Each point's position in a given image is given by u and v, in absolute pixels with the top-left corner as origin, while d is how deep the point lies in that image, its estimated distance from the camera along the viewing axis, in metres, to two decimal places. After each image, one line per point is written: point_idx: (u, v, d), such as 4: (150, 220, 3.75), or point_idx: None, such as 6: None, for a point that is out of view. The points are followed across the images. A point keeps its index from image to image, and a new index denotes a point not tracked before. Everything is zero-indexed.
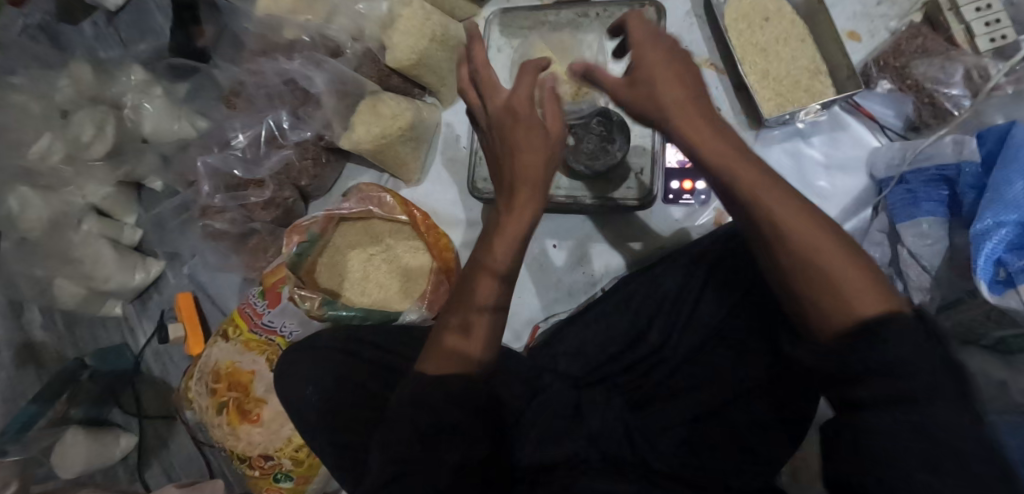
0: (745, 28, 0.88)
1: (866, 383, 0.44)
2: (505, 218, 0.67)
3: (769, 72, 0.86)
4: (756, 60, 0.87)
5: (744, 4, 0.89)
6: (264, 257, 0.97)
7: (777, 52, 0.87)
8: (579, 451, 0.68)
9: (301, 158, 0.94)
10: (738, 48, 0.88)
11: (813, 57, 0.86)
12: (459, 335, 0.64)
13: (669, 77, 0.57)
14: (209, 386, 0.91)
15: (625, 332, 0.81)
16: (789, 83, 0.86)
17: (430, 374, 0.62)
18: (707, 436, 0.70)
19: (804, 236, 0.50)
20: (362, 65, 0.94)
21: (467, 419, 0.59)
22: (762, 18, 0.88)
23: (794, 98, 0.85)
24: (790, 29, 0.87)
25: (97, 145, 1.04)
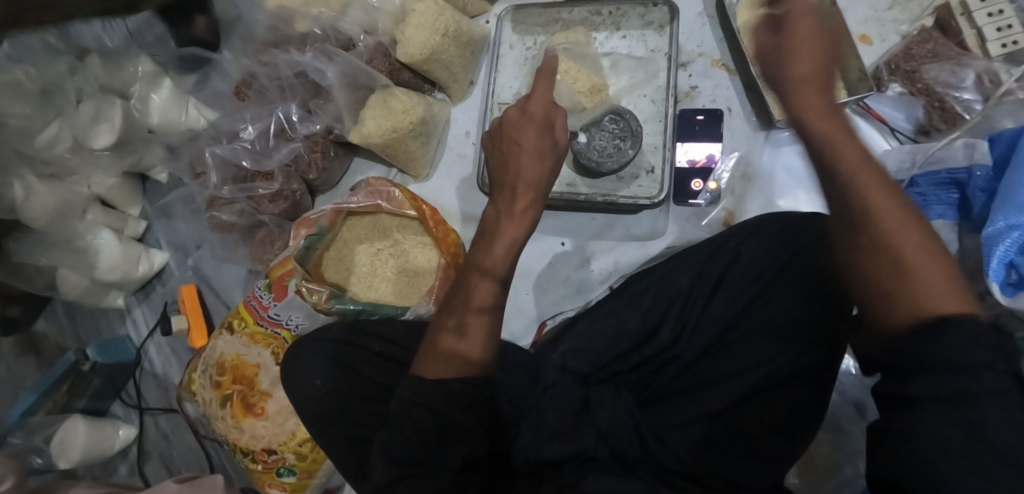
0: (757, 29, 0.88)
1: (926, 375, 0.43)
2: (503, 219, 0.65)
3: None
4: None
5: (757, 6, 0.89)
6: (271, 250, 0.96)
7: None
8: (587, 448, 0.69)
9: (309, 151, 0.94)
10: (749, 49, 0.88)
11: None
12: (454, 337, 0.62)
13: (806, 52, 0.55)
14: (213, 379, 0.90)
15: (637, 327, 0.79)
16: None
17: (429, 378, 0.59)
18: (721, 435, 0.69)
19: (897, 227, 0.48)
20: (374, 59, 0.93)
21: (469, 420, 0.58)
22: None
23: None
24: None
25: (104, 134, 1.03)
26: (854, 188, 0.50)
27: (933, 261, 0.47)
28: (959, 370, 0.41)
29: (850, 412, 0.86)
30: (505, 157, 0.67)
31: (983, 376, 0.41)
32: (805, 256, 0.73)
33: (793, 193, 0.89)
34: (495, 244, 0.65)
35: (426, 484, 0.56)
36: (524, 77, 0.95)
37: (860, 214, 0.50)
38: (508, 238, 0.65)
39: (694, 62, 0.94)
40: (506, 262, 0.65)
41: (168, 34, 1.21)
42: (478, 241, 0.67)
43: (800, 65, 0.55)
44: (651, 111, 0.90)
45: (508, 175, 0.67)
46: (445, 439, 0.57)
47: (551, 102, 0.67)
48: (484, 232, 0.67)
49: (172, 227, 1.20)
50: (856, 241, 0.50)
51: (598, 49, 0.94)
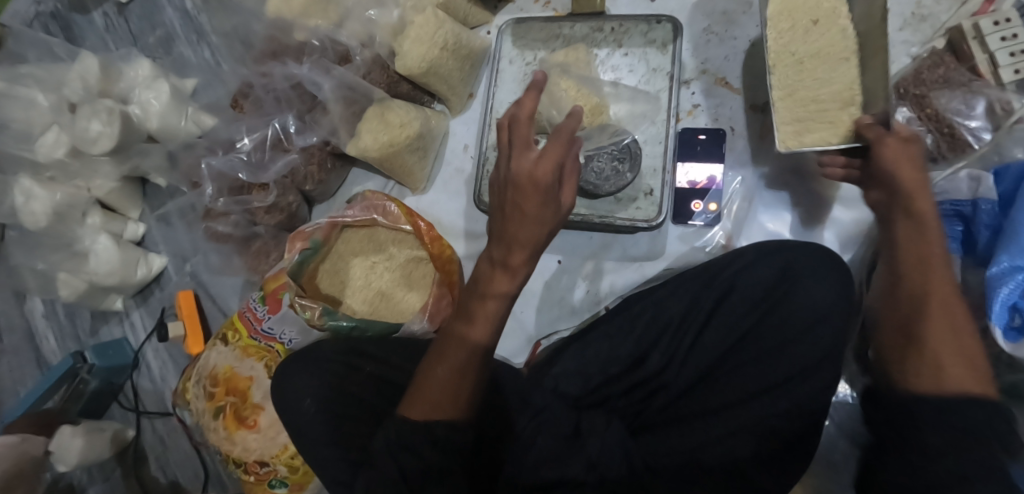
0: (787, 27, 0.82)
1: (935, 442, 0.49)
2: (497, 271, 0.60)
3: (797, 90, 0.81)
4: (786, 72, 0.82)
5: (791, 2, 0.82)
6: (266, 261, 0.96)
7: (806, 75, 0.81)
8: (575, 476, 0.69)
9: (306, 163, 0.93)
10: (773, 54, 0.82)
11: (852, 81, 0.78)
12: (462, 323, 0.62)
13: (914, 165, 0.63)
14: (206, 390, 0.90)
15: (629, 352, 0.78)
16: (816, 109, 0.80)
17: (413, 422, 0.60)
18: (707, 465, 0.68)
19: (940, 290, 0.56)
20: (371, 72, 0.92)
21: (449, 463, 0.60)
22: (809, 18, 0.82)
23: (819, 126, 0.79)
24: (833, 38, 0.80)
25: (103, 139, 1.00)
26: (923, 287, 0.57)
27: (969, 368, 0.52)
28: (967, 443, 0.48)
29: (844, 443, 0.84)
30: (507, 208, 0.61)
31: (984, 458, 0.47)
32: (807, 288, 0.70)
33: (792, 216, 0.87)
34: (480, 312, 0.61)
35: None
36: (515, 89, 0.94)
37: (916, 290, 0.57)
38: (501, 296, 0.61)
39: (697, 80, 0.92)
40: (495, 319, 0.61)
41: (171, 36, 1.20)
42: (465, 303, 0.63)
43: (913, 174, 0.62)
44: (653, 132, 0.88)
45: (502, 225, 0.62)
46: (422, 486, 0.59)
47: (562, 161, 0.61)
48: (477, 279, 0.62)
49: (171, 231, 1.19)
50: (916, 299, 0.57)
51: (600, 65, 0.93)
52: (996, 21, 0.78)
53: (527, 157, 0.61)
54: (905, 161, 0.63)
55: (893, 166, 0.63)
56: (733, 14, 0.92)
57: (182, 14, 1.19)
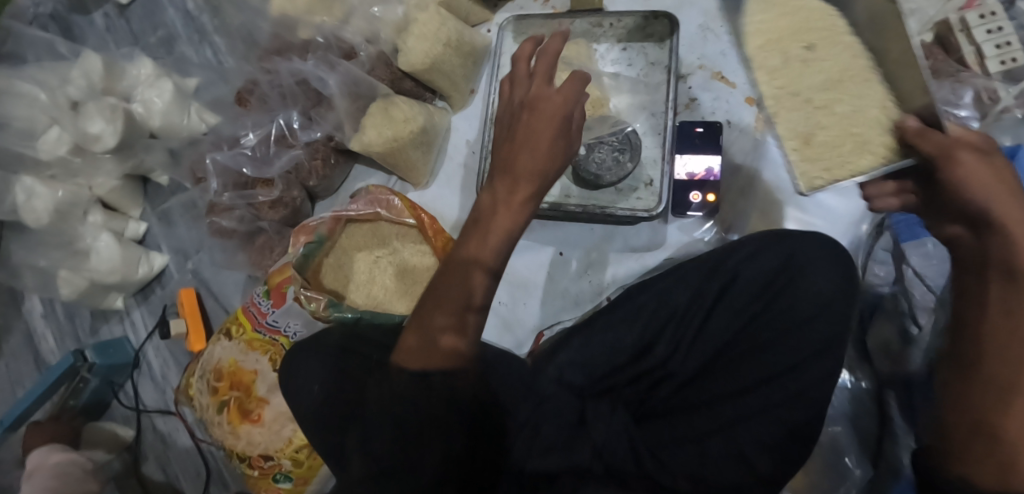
0: (779, 63, 0.90)
1: None
2: (500, 207, 0.65)
3: (814, 134, 0.86)
4: (795, 116, 0.88)
5: (782, 29, 0.90)
6: (270, 256, 0.96)
7: (821, 114, 0.85)
8: (581, 463, 0.67)
9: (310, 158, 0.94)
10: (773, 98, 0.90)
11: (883, 102, 0.81)
12: (455, 336, 0.63)
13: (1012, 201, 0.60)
14: (211, 384, 0.90)
15: (634, 342, 0.79)
16: (846, 140, 0.82)
17: (415, 371, 0.63)
18: (710, 449, 0.68)
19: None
20: (375, 68, 0.94)
21: (449, 414, 0.64)
22: (804, 44, 0.88)
23: (854, 158, 0.81)
24: (841, 62, 0.85)
25: (106, 136, 1.01)
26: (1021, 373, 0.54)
27: None
28: None
29: (844, 431, 0.82)
30: (514, 141, 0.66)
31: None
32: (815, 279, 0.74)
33: (790, 207, 0.89)
34: (490, 236, 0.65)
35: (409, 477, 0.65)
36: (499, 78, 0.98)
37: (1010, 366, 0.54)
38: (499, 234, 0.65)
39: (694, 75, 0.96)
40: (496, 254, 0.64)
41: (172, 36, 1.21)
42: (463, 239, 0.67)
43: (1012, 206, 0.59)
44: (652, 124, 0.91)
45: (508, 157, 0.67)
46: (423, 435, 0.65)
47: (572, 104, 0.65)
48: (482, 211, 0.67)
49: (173, 230, 1.19)
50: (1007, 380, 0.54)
51: (600, 60, 0.96)
52: (982, 14, 0.81)
53: (547, 90, 0.66)
54: (996, 192, 0.60)
55: (976, 191, 0.61)
56: (729, 12, 0.97)
57: (184, 15, 1.21)
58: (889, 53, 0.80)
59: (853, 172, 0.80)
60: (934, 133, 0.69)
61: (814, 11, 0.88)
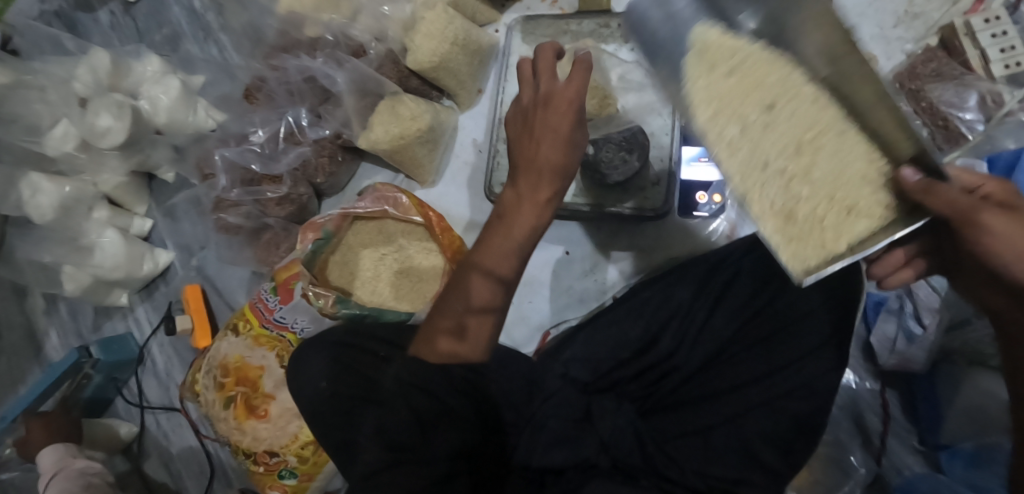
0: (738, 133, 0.63)
1: None
2: (524, 202, 0.67)
3: (796, 208, 0.60)
4: (770, 190, 0.61)
5: (732, 92, 0.64)
6: (276, 253, 0.96)
7: (797, 187, 0.60)
8: (588, 457, 0.69)
9: (317, 155, 0.95)
10: (738, 176, 0.62)
11: (865, 157, 0.60)
12: (455, 341, 0.68)
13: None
14: (217, 380, 0.91)
15: (637, 337, 0.79)
16: (834, 210, 0.59)
17: (434, 365, 0.68)
18: (715, 444, 0.69)
19: None
20: (383, 66, 0.95)
21: (463, 406, 0.70)
22: (760, 105, 0.63)
23: (843, 225, 0.58)
24: (808, 118, 0.62)
25: (112, 134, 1.01)
26: None
27: None
28: None
29: (845, 429, 0.84)
30: (530, 138, 0.67)
31: None
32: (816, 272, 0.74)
33: None
34: (515, 229, 0.67)
35: (419, 470, 0.64)
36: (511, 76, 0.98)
37: None
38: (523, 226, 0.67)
39: None
40: (509, 256, 0.67)
41: (178, 35, 1.21)
42: (490, 232, 0.69)
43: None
44: (660, 124, 0.92)
45: (526, 151, 0.67)
46: (437, 425, 0.68)
47: (580, 94, 0.65)
48: (502, 209, 0.69)
49: (177, 227, 1.19)
50: None
51: (608, 60, 0.94)
52: (987, 19, 0.83)
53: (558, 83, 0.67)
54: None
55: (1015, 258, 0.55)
56: None
57: (188, 13, 1.21)
58: (860, 98, 0.59)
59: (850, 244, 0.57)
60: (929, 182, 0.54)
61: (758, 62, 0.64)
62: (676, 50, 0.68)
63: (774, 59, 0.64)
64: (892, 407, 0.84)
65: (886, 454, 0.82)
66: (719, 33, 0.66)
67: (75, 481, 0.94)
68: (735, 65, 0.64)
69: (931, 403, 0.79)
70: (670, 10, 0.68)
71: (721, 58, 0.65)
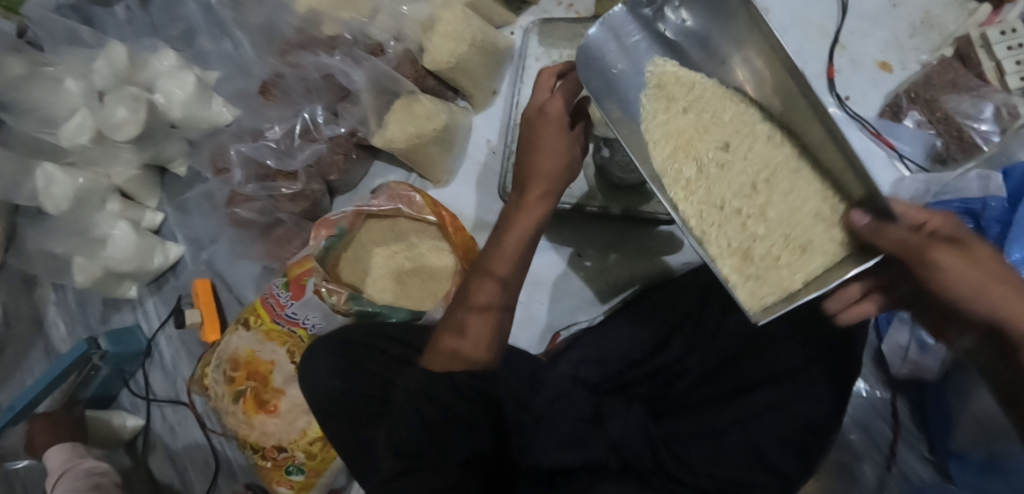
0: (693, 173, 0.62)
1: None
2: (519, 210, 0.74)
3: (753, 249, 0.59)
4: (727, 231, 0.60)
5: (686, 131, 0.64)
6: (288, 249, 0.96)
7: (752, 227, 0.59)
8: (599, 458, 0.66)
9: (332, 152, 0.96)
10: (695, 217, 0.61)
11: (822, 195, 0.58)
12: (456, 338, 0.70)
13: (1005, 293, 0.56)
14: (227, 374, 0.91)
15: (650, 340, 0.81)
16: (788, 250, 0.58)
17: (437, 370, 0.67)
18: (724, 445, 0.69)
19: None
20: (402, 64, 0.96)
21: (472, 413, 0.64)
22: (715, 144, 0.63)
23: (798, 263, 0.57)
24: (762, 156, 0.61)
25: (127, 125, 1.01)
26: None
27: None
28: None
29: (858, 436, 0.85)
30: (527, 151, 0.74)
31: None
32: None
33: None
34: (512, 231, 0.73)
35: (431, 476, 0.62)
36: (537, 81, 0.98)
37: None
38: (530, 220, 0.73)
39: None
40: (512, 258, 0.72)
41: (193, 30, 1.21)
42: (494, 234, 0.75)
43: (1013, 301, 0.56)
44: None
45: (525, 163, 0.74)
46: (448, 431, 0.64)
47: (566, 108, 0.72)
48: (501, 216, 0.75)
49: (189, 221, 1.19)
50: None
51: None
52: (1003, 31, 0.83)
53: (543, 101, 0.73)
54: (995, 291, 0.56)
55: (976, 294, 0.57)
56: None
57: (205, 9, 1.22)
58: (809, 136, 0.59)
59: (806, 281, 0.56)
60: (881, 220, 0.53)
61: (710, 96, 0.64)
62: (630, 88, 0.66)
63: (728, 95, 0.64)
64: (902, 415, 0.85)
65: (895, 462, 0.83)
66: (675, 68, 0.65)
67: (83, 480, 0.94)
68: (689, 104, 0.65)
69: (943, 413, 0.79)
70: (625, 44, 0.66)
71: (676, 95, 0.65)
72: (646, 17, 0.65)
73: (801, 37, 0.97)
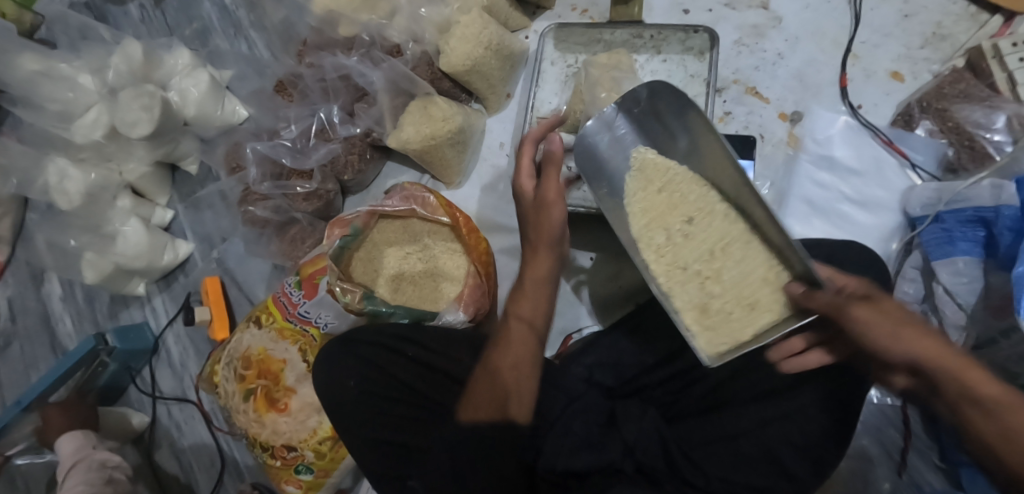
0: (664, 239, 0.74)
1: None
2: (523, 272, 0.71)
3: (710, 304, 0.70)
4: (689, 289, 0.71)
5: (660, 205, 0.76)
6: (301, 248, 0.96)
7: (709, 287, 0.70)
8: (614, 461, 0.68)
9: (347, 152, 0.96)
10: (663, 275, 0.72)
11: (768, 263, 0.69)
12: (512, 372, 0.66)
13: (917, 333, 0.55)
14: (237, 372, 0.91)
15: (665, 345, 0.80)
16: (740, 307, 0.68)
17: (468, 422, 0.66)
18: (741, 451, 0.69)
19: None
20: (418, 67, 0.96)
21: (500, 454, 0.64)
22: (681, 217, 0.75)
23: (748, 319, 0.67)
24: (720, 229, 0.72)
25: (142, 124, 1.01)
26: None
27: None
28: None
29: (871, 444, 0.86)
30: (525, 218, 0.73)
31: None
32: None
33: (822, 203, 0.91)
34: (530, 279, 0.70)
35: None
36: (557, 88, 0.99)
37: None
38: (535, 276, 0.70)
39: (728, 89, 1.00)
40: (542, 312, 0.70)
41: (208, 30, 1.22)
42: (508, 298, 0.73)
43: (925, 340, 0.54)
44: None
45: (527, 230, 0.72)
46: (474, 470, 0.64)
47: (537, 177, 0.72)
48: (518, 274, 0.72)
49: (199, 218, 1.19)
50: None
51: (639, 71, 0.96)
52: (1013, 43, 0.85)
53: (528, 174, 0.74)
54: (909, 333, 0.55)
55: (890, 342, 0.55)
56: (763, 29, 1.01)
57: (220, 9, 1.22)
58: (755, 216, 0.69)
59: (755, 333, 0.66)
60: (810, 291, 0.62)
61: (683, 182, 0.76)
62: (617, 169, 0.79)
63: (695, 179, 0.75)
64: (913, 423, 0.85)
65: (907, 469, 0.83)
66: (655, 154, 0.78)
67: (96, 473, 0.93)
68: (664, 184, 0.76)
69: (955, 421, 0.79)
70: (617, 134, 0.79)
71: (654, 174, 0.77)
72: (636, 115, 0.78)
73: (813, 47, 0.99)
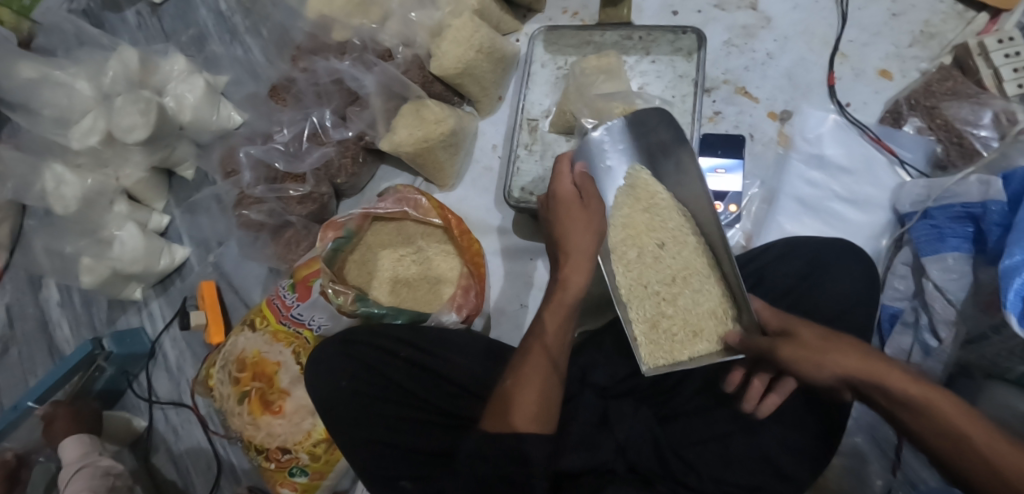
0: (636, 256, 0.78)
1: None
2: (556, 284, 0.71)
3: (660, 322, 0.74)
4: (646, 304, 0.76)
5: (639, 225, 0.79)
6: (296, 251, 0.97)
7: (664, 306, 0.75)
8: (608, 462, 0.68)
9: (341, 155, 0.96)
10: (626, 288, 0.76)
11: (722, 299, 0.74)
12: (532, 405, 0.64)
13: (842, 348, 0.59)
14: (232, 375, 0.91)
15: None
16: (685, 331, 0.73)
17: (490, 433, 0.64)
18: (733, 451, 0.69)
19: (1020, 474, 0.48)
20: (410, 70, 0.97)
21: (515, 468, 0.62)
22: (656, 240, 0.78)
23: (688, 343, 0.73)
24: (686, 258, 0.77)
25: (138, 128, 1.02)
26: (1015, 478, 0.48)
27: None
28: None
29: (864, 440, 0.85)
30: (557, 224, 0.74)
31: None
32: (832, 280, 0.75)
33: (816, 200, 0.92)
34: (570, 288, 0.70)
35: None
36: (547, 90, 0.99)
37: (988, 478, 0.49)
38: (575, 287, 0.70)
39: (719, 89, 1.00)
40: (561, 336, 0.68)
41: (203, 36, 1.23)
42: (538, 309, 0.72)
43: (848, 356, 0.58)
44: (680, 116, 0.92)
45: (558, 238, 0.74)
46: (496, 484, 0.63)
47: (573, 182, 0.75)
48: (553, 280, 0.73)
49: (195, 222, 1.20)
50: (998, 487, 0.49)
51: (628, 71, 0.96)
52: (1001, 40, 0.86)
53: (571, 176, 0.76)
54: (833, 349, 0.59)
55: (815, 367, 0.60)
56: (752, 29, 1.02)
57: (216, 15, 1.23)
58: (722, 257, 0.74)
59: (690, 357, 0.72)
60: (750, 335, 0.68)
61: (664, 206, 0.79)
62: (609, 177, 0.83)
63: (675, 207, 0.79)
64: None
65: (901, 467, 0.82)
66: (648, 175, 0.82)
67: (99, 480, 0.94)
68: (648, 206, 0.80)
69: None
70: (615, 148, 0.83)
71: (642, 194, 0.81)
72: (637, 126, 0.82)
73: (803, 47, 1.00)
